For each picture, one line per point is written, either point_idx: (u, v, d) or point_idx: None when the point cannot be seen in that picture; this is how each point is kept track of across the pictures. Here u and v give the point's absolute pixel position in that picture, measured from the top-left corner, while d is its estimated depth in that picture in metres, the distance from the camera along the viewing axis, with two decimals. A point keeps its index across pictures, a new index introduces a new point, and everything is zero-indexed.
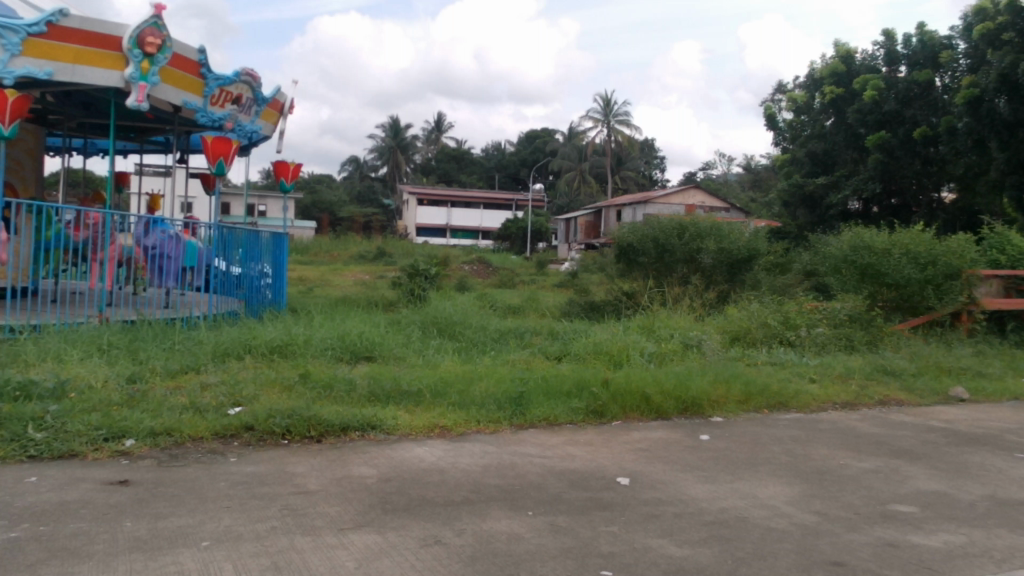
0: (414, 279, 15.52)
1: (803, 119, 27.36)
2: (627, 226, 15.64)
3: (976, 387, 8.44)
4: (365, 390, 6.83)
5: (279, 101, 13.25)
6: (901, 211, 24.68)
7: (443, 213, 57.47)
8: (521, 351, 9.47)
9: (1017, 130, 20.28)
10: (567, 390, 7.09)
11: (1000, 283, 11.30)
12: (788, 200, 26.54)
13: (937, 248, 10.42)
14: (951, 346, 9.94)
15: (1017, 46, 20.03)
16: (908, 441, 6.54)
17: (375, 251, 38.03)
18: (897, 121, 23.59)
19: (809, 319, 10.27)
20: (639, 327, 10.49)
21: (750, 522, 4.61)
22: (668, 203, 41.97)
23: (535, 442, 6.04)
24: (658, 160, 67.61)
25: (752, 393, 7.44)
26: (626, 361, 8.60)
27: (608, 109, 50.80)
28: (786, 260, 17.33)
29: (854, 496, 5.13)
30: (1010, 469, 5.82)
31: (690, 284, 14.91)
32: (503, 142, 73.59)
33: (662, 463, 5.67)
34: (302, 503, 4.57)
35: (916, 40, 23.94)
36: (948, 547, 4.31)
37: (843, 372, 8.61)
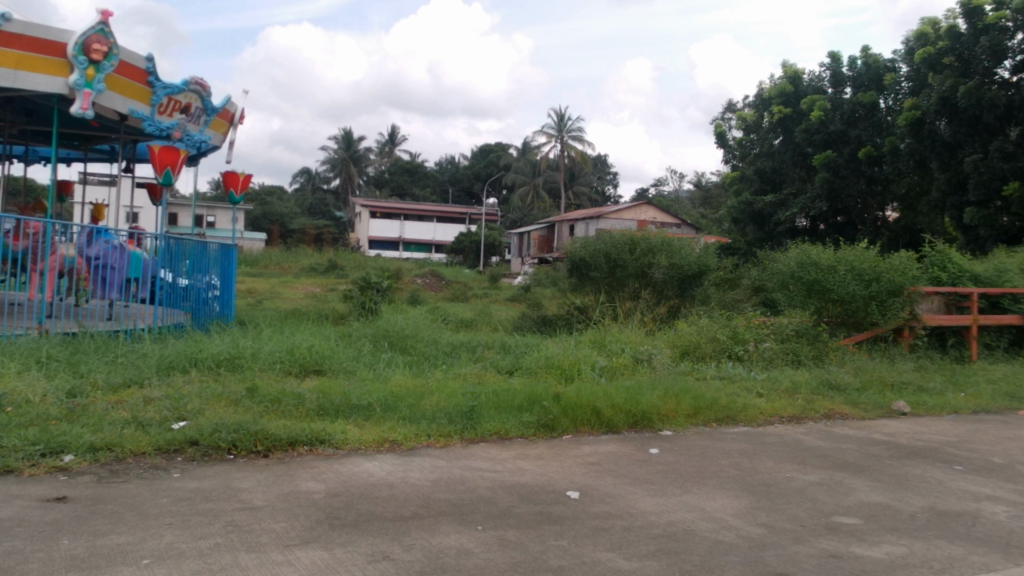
0: (365, 292, 15.40)
1: (752, 137, 27.95)
2: (579, 241, 15.76)
3: (917, 401, 8.65)
4: (315, 404, 6.75)
5: (229, 111, 13.09)
6: (846, 228, 25.12)
7: (396, 226, 57.24)
8: (472, 365, 9.46)
9: (957, 152, 21.09)
10: (518, 404, 7.08)
11: (941, 299, 11.65)
12: (738, 217, 27.00)
13: (880, 265, 10.67)
14: (894, 361, 10.19)
15: (956, 70, 20.75)
16: (852, 454, 6.66)
17: (326, 263, 37.68)
18: (842, 140, 24.17)
19: (757, 334, 10.42)
20: (590, 341, 10.54)
21: (698, 535, 4.65)
22: (621, 219, 42.38)
23: (485, 456, 6.02)
24: (611, 177, 68.24)
25: (700, 407, 7.52)
26: (577, 375, 8.63)
27: (562, 125, 51.18)
28: (735, 275, 17.62)
29: (799, 508, 5.20)
30: (949, 481, 5.97)
31: (641, 298, 15.05)
32: (458, 157, 73.74)
33: (612, 477, 5.69)
34: (247, 519, 4.49)
35: (860, 62, 24.66)
36: (890, 558, 4.40)
37: (790, 387, 8.73)
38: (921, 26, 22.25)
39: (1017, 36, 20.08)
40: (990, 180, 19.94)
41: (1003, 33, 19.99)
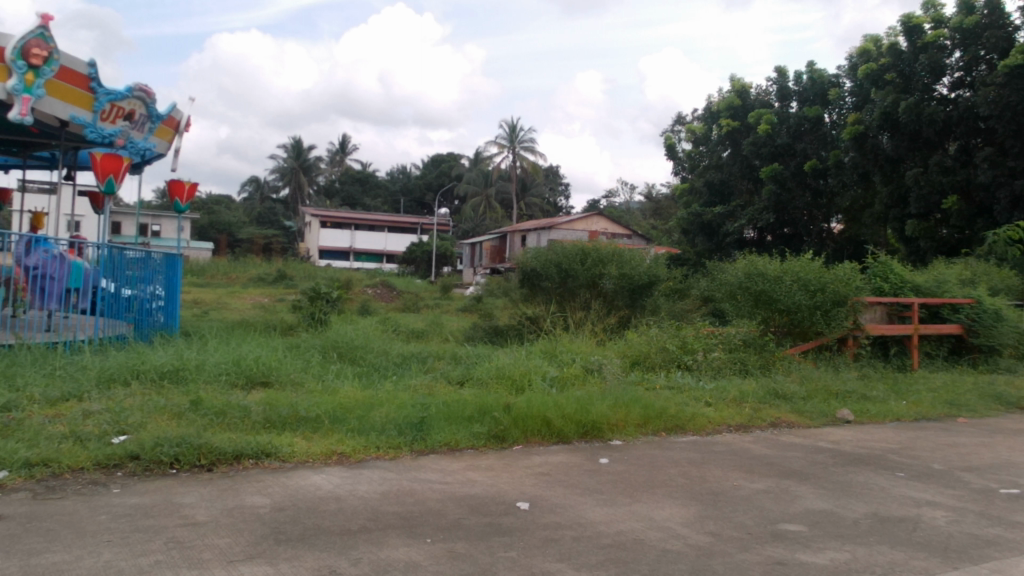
0: (315, 302, 15.23)
1: (701, 150, 28.42)
2: (531, 251, 15.82)
3: (861, 409, 8.83)
4: (261, 416, 6.65)
5: (175, 119, 12.87)
6: (793, 240, 25.60)
7: (347, 236, 56.76)
8: (423, 376, 9.38)
9: (898, 166, 21.67)
10: (469, 415, 7.05)
11: (884, 309, 11.89)
12: (687, 228, 27.37)
13: (825, 276, 10.86)
14: (839, 370, 10.39)
15: (898, 86, 21.32)
16: (798, 462, 6.77)
17: (274, 273, 37.18)
18: (788, 154, 24.72)
19: (706, 343, 10.55)
20: (541, 351, 10.57)
21: (646, 544, 4.67)
22: (573, 230, 42.61)
23: (434, 468, 5.98)
24: (563, 188, 68.61)
25: (650, 416, 7.58)
26: (528, 386, 8.61)
27: (513, 135, 51.35)
28: (685, 286, 17.83)
29: (746, 516, 5.26)
30: (891, 488, 6.09)
31: (592, 309, 15.15)
32: (409, 167, 73.58)
33: (562, 488, 5.69)
34: (190, 535, 4.39)
35: (805, 77, 25.25)
36: (834, 564, 4.47)
37: (737, 396, 8.84)
38: (863, 43, 22.86)
39: (954, 54, 20.74)
40: (930, 194, 20.50)
41: (941, 51, 20.63)
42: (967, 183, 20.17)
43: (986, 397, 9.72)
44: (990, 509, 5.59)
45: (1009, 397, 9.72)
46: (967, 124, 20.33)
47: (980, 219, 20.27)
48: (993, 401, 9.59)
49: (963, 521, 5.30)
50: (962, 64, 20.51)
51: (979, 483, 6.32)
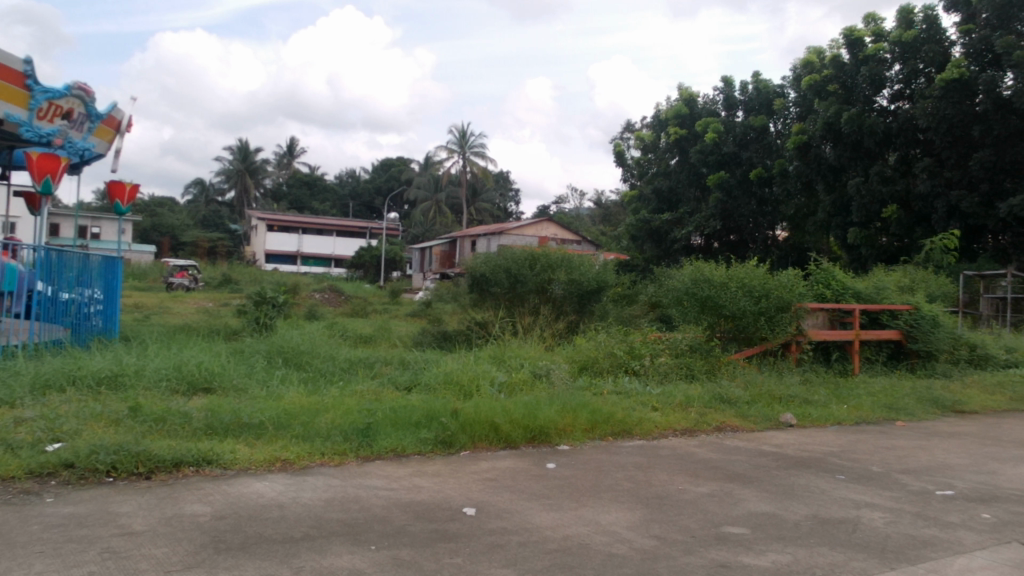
0: (260, 306, 15.00)
1: (650, 157, 28.78)
2: (480, 256, 15.87)
3: (803, 413, 9.00)
4: (202, 423, 6.52)
5: (115, 118, 12.57)
6: (739, 246, 26.08)
7: (294, 239, 56.12)
8: (370, 382, 9.30)
9: (840, 175, 22.20)
10: (416, 421, 7.01)
11: (826, 315, 12.15)
12: (636, 234, 27.65)
13: (769, 282, 11.03)
14: (782, 375, 10.57)
15: (840, 97, 21.84)
16: (742, 465, 6.86)
17: (219, 277, 36.58)
18: (734, 162, 25.17)
19: (653, 349, 10.65)
20: (490, 356, 10.57)
21: (592, 549, 4.69)
22: (522, 235, 42.74)
23: (380, 474, 5.93)
24: (513, 193, 68.87)
25: (597, 421, 7.62)
26: (476, 392, 8.58)
27: (463, 141, 51.33)
28: (633, 292, 17.99)
29: (690, 519, 5.32)
30: (831, 490, 6.21)
31: (541, 314, 15.19)
32: (358, 171, 73.14)
33: (509, 493, 5.68)
34: (126, 545, 4.28)
35: (751, 87, 25.76)
36: (776, 566, 4.54)
37: (684, 400, 8.94)
38: (807, 55, 23.37)
39: (894, 67, 21.32)
40: (871, 203, 20.99)
41: (882, 64, 21.21)
42: (906, 193, 20.75)
43: (923, 401, 9.98)
44: (926, 510, 5.73)
45: (945, 401, 9.99)
46: (906, 135, 20.95)
47: (918, 227, 20.87)
48: (930, 405, 9.86)
49: (900, 523, 5.44)
50: (901, 77, 21.11)
51: (916, 484, 6.48)
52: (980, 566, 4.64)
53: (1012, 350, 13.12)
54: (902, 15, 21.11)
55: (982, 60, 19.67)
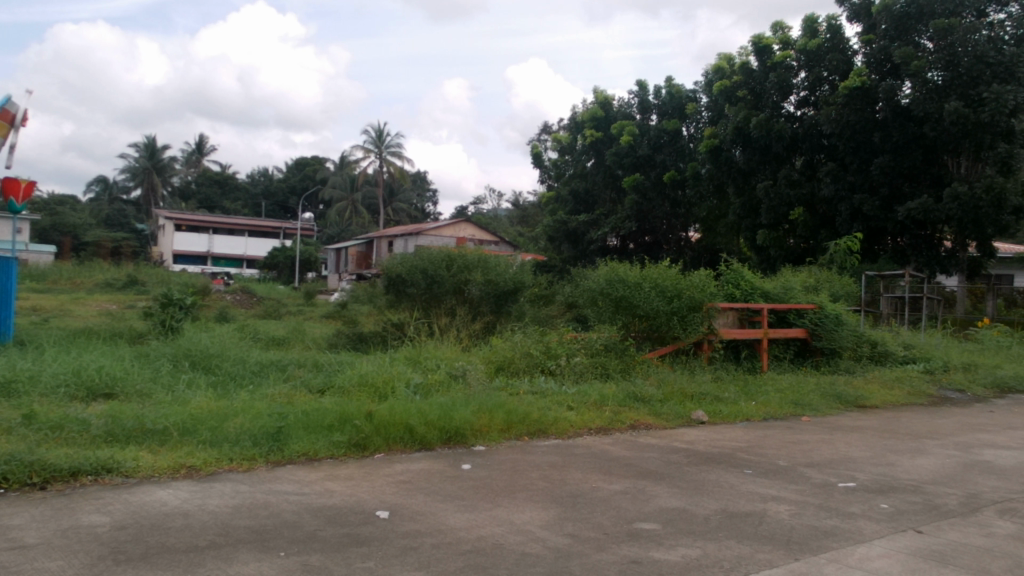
0: (167, 308, 14.58)
1: (566, 159, 29.21)
2: (397, 258, 15.84)
3: (713, 410, 9.22)
4: (102, 430, 6.30)
5: (9, 112, 12.05)
6: (653, 248, 26.71)
7: (204, 239, 54.55)
8: (281, 385, 9.12)
9: (750, 179, 22.91)
10: (329, 424, 6.89)
11: (736, 314, 12.49)
12: (553, 235, 27.91)
13: (681, 282, 11.25)
14: (694, 373, 10.81)
15: (749, 102, 22.54)
16: (654, 462, 7.00)
17: (124, 279, 35.34)
18: (648, 164, 25.74)
19: (568, 348, 10.78)
20: (406, 358, 10.50)
21: (506, 548, 4.70)
22: (440, 236, 42.57)
23: (291, 479, 5.81)
24: (431, 194, 68.65)
25: (513, 421, 7.65)
26: (391, 393, 8.50)
27: (380, 141, 50.99)
28: (550, 292, 18.15)
29: (603, 516, 5.39)
30: (740, 484, 6.39)
31: (457, 314, 15.18)
32: (272, 171, 71.82)
33: (423, 495, 5.65)
34: (16, 559, 4.08)
35: (664, 91, 26.35)
36: (685, 561, 4.63)
37: (598, 399, 9.05)
38: (718, 61, 24.02)
39: (800, 74, 22.06)
40: (779, 206, 21.71)
41: (789, 71, 21.94)
42: (811, 196, 21.52)
43: (827, 396, 10.35)
44: (829, 502, 5.95)
45: (847, 396, 10.39)
46: (812, 141, 21.73)
47: (823, 230, 21.68)
48: (833, 400, 10.23)
49: (804, 514, 5.63)
50: (807, 84, 21.86)
51: (819, 477, 6.72)
52: (878, 554, 4.82)
53: (910, 346, 13.67)
54: (807, 24, 21.87)
55: (881, 69, 20.53)
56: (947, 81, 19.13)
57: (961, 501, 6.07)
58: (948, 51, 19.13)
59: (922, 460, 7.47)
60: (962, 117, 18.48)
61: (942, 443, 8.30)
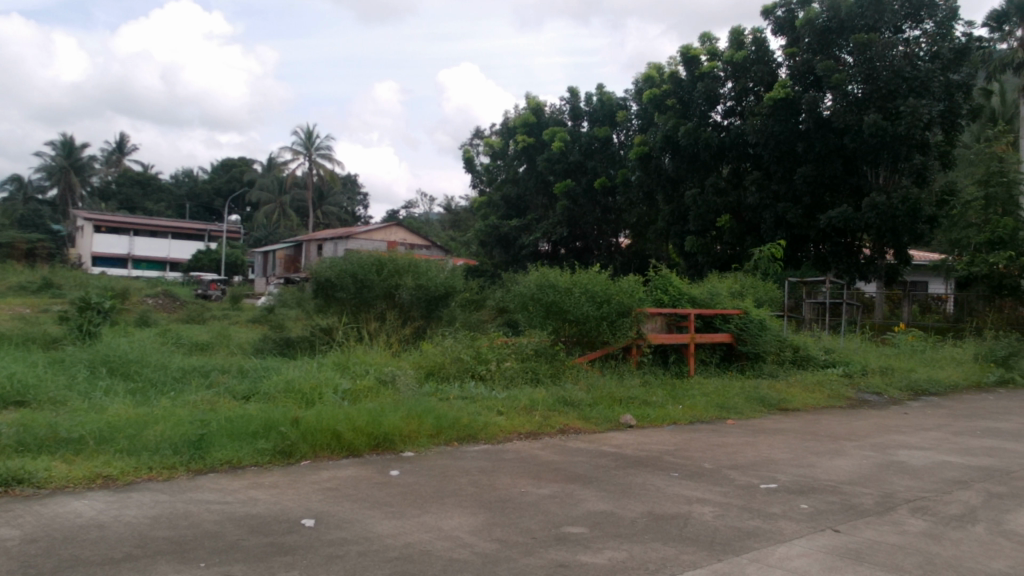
0: (84, 313, 14.11)
1: (498, 164, 29.33)
2: (326, 261, 15.67)
3: (641, 414, 9.35)
4: (11, 439, 6.06)
5: None
6: (584, 253, 26.97)
7: (125, 241, 52.97)
8: (204, 391, 8.89)
9: (678, 186, 23.37)
10: (254, 431, 6.76)
11: (665, 319, 12.67)
12: (485, 240, 27.93)
13: (611, 288, 11.37)
14: (623, 377, 10.96)
15: (678, 111, 22.99)
16: (583, 465, 7.06)
17: (38, 282, 34.06)
18: (580, 171, 26.03)
19: (499, 353, 10.80)
20: (334, 363, 10.38)
21: (434, 555, 4.67)
22: (370, 240, 42.12)
23: (213, 488, 5.68)
24: (362, 197, 68.06)
25: (442, 426, 7.62)
26: (318, 399, 8.38)
27: (309, 142, 50.35)
28: (481, 297, 18.15)
29: (531, 521, 5.41)
30: (666, 487, 6.49)
31: (387, 319, 15.04)
32: (196, 172, 70.24)
33: (350, 502, 5.58)
34: None
35: (595, 99, 26.70)
36: (612, 563, 4.68)
37: (528, 404, 9.07)
38: (648, 70, 24.45)
39: (727, 85, 22.61)
40: (706, 213, 22.19)
41: (716, 81, 22.44)
42: (737, 204, 22.04)
43: (751, 400, 10.60)
44: (751, 503, 6.09)
45: (771, 399, 10.66)
46: (738, 150, 22.25)
47: (748, 236, 22.19)
48: (757, 404, 10.48)
49: (727, 515, 5.75)
50: (733, 94, 22.39)
51: (743, 479, 6.87)
52: (797, 554, 4.95)
53: (831, 351, 14.08)
54: (734, 35, 22.42)
55: (804, 82, 21.15)
56: (867, 94, 19.82)
57: (877, 500, 6.29)
58: (867, 66, 19.86)
59: (840, 461, 7.71)
60: (880, 130, 19.14)
61: (858, 444, 8.58)
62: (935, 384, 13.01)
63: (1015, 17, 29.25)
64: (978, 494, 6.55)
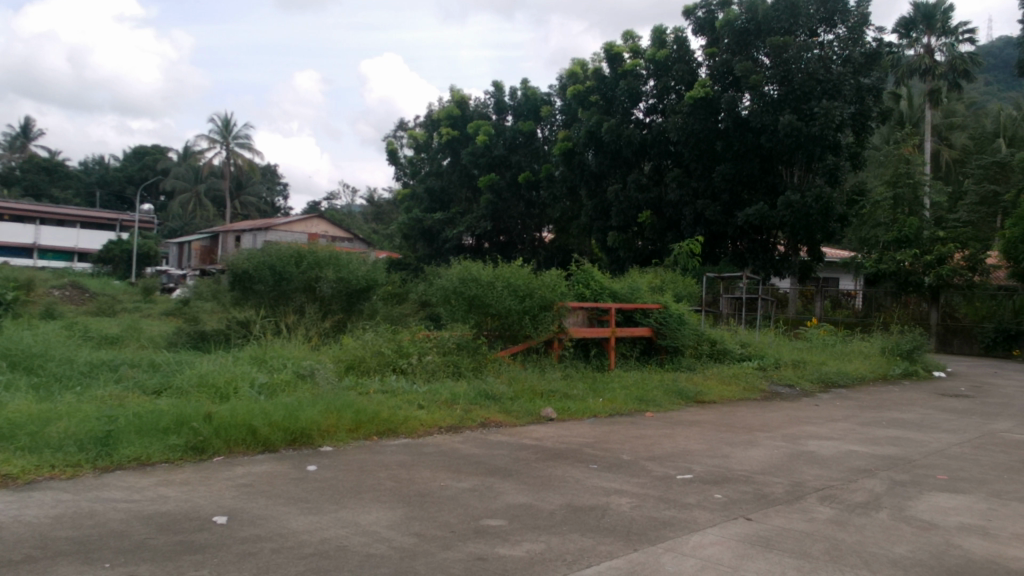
0: None
1: (422, 156, 29.22)
2: (243, 252, 15.33)
3: (562, 407, 9.44)
4: None
5: None
6: (507, 247, 27.02)
7: (30, 230, 50.67)
8: (112, 385, 8.61)
9: (601, 182, 23.65)
10: (164, 427, 6.57)
11: (586, 313, 12.80)
12: (408, 233, 27.78)
13: (533, 282, 11.44)
14: (545, 371, 11.05)
15: (601, 107, 23.28)
16: (503, 459, 7.08)
17: None
18: (504, 165, 26.12)
19: (420, 347, 10.72)
20: (250, 356, 10.14)
21: (350, 550, 4.62)
22: (290, 231, 41.41)
23: (120, 486, 5.49)
24: (281, 188, 66.78)
25: (362, 421, 7.53)
26: (234, 393, 8.20)
27: (227, 131, 49.19)
28: (404, 290, 18.03)
29: (450, 514, 5.40)
30: (584, 479, 6.57)
31: (307, 312, 14.79)
32: (106, 159, 67.73)
33: (264, 499, 5.47)
34: None
35: (520, 93, 26.83)
36: (530, 555, 4.71)
37: (449, 398, 9.05)
38: (572, 66, 24.63)
39: (649, 83, 22.99)
40: (628, 209, 22.50)
41: (638, 79, 22.79)
42: (658, 200, 22.43)
43: (670, 393, 10.81)
44: (667, 493, 6.21)
45: (689, 392, 10.89)
46: (659, 147, 22.62)
47: (669, 233, 22.62)
48: (675, 396, 10.70)
49: (644, 506, 5.85)
50: (655, 92, 22.77)
51: (660, 470, 7.00)
52: (710, 542, 5.07)
53: (747, 345, 14.45)
54: (656, 34, 22.79)
55: (723, 82, 21.60)
56: (783, 95, 20.33)
57: (787, 489, 6.48)
58: (783, 68, 20.35)
59: (753, 452, 7.93)
60: (795, 130, 19.71)
61: (771, 435, 8.83)
62: (844, 377, 13.52)
63: (922, 24, 30.54)
64: (882, 482, 6.82)
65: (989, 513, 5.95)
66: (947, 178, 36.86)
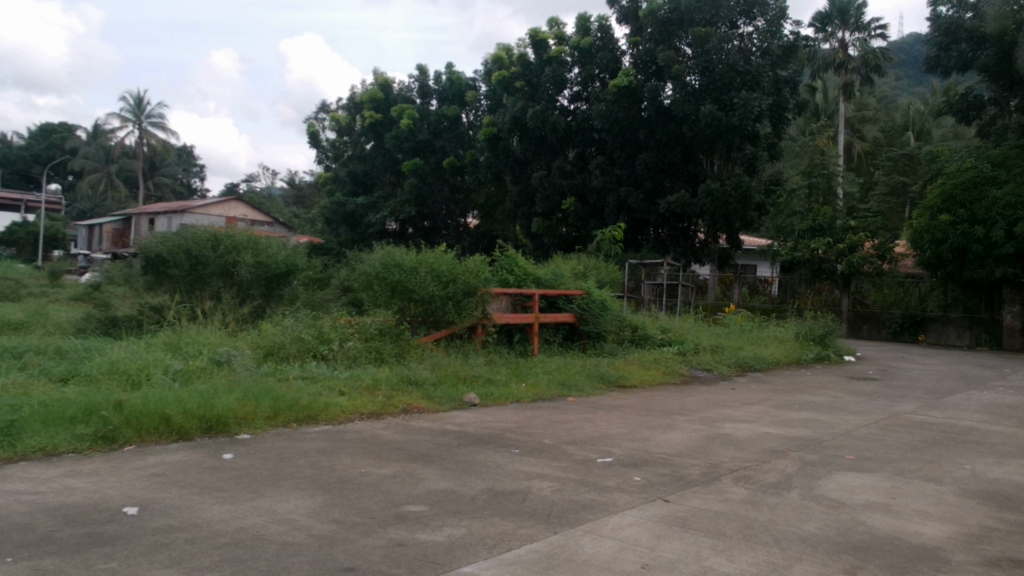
0: None
1: (345, 140, 28.79)
2: (156, 235, 14.84)
3: (485, 392, 9.46)
4: None
5: None
6: (431, 232, 26.88)
7: None
8: (14, 373, 8.26)
9: (526, 168, 23.70)
10: (72, 417, 6.33)
11: (509, 299, 12.85)
12: (330, 217, 27.37)
13: (456, 268, 11.41)
14: (468, 356, 11.06)
15: (526, 93, 23.32)
16: (425, 444, 7.06)
17: None
18: (428, 149, 25.95)
19: (342, 333, 10.59)
20: (164, 343, 9.86)
21: (267, 539, 4.54)
22: (207, 214, 40.32)
23: (24, 478, 5.27)
24: (197, 169, 64.97)
25: (280, 408, 7.40)
26: (146, 380, 7.98)
27: (139, 109, 47.56)
28: (324, 275, 17.78)
29: (370, 501, 5.36)
30: (506, 464, 6.60)
31: (224, 297, 14.44)
32: (9, 136, 64.70)
33: (178, 488, 5.34)
34: None
35: (445, 78, 26.68)
36: (450, 540, 4.71)
37: (370, 384, 8.98)
38: (497, 51, 24.59)
39: (573, 70, 23.12)
40: (553, 195, 22.65)
41: (563, 66, 22.89)
42: (582, 187, 22.64)
43: (592, 377, 10.96)
44: (588, 477, 6.30)
45: (610, 376, 11.04)
46: (583, 134, 22.80)
47: (592, 219, 22.85)
48: (597, 381, 10.85)
49: (564, 489, 5.92)
50: (579, 79, 22.93)
51: (581, 454, 7.09)
52: (628, 523, 5.17)
53: (667, 330, 14.74)
54: (580, 22, 22.91)
55: (647, 70, 21.79)
56: (704, 85, 20.70)
57: (703, 471, 6.65)
58: (704, 58, 20.71)
59: (671, 435, 8.10)
60: (715, 120, 20.11)
61: (689, 418, 9.04)
62: (759, 360, 13.92)
63: (837, 19, 31.50)
64: (793, 463, 7.06)
65: (893, 491, 6.22)
66: (858, 169, 38.23)
